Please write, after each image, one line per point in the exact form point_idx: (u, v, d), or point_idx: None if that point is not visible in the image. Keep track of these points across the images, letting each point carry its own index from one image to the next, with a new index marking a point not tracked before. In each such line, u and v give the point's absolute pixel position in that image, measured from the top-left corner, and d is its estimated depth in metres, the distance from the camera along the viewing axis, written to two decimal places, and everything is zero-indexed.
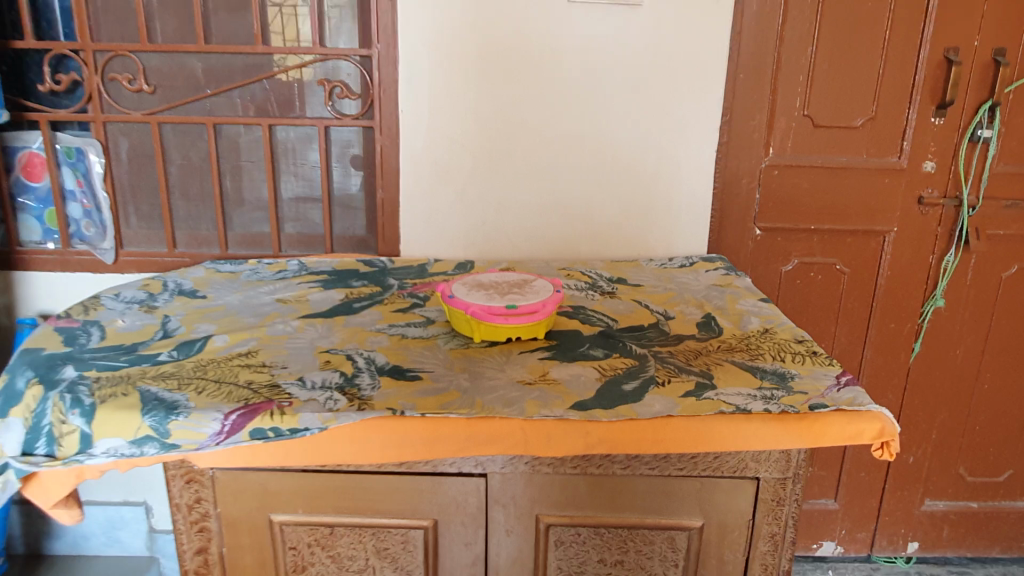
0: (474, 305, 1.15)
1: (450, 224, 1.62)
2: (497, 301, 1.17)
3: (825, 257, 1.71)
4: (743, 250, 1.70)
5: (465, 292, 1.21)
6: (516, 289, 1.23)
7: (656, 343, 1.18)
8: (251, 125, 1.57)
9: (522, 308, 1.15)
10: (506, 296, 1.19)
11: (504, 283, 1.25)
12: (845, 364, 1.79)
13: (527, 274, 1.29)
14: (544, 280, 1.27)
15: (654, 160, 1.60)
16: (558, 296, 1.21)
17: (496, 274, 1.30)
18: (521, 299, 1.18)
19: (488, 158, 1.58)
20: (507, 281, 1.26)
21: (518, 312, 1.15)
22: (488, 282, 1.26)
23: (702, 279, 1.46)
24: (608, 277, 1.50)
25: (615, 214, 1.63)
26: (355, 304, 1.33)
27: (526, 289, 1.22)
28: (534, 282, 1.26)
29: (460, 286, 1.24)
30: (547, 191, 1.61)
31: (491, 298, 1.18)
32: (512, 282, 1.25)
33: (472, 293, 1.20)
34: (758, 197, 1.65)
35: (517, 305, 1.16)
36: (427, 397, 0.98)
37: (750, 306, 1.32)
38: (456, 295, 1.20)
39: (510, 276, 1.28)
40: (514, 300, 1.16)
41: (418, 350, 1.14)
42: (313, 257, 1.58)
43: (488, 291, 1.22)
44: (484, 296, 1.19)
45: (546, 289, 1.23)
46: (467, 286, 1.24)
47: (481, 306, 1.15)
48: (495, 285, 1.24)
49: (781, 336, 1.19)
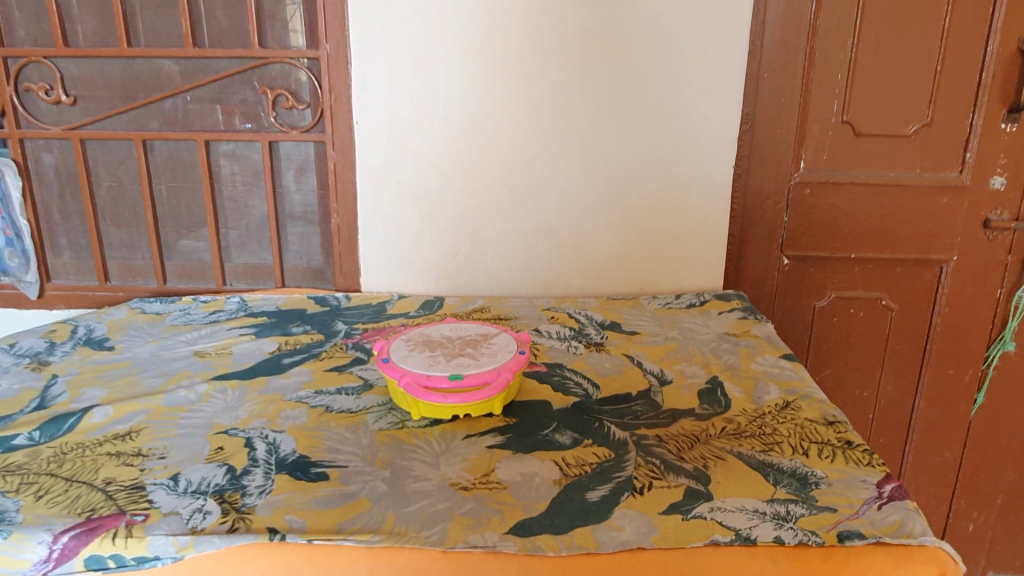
0: (408, 376, 0.91)
1: (417, 254, 1.38)
2: (439, 370, 0.92)
3: (868, 291, 1.42)
4: (768, 283, 1.42)
5: (404, 354, 0.97)
6: (469, 351, 0.98)
7: (642, 422, 0.92)
8: (184, 140, 1.34)
9: (468, 380, 0.91)
10: (452, 362, 0.95)
11: (456, 343, 1.01)
12: (891, 417, 1.51)
13: (490, 330, 1.05)
14: (509, 337, 1.03)
15: (659, 178, 1.34)
16: (521, 361, 0.96)
17: (451, 327, 1.06)
18: (470, 367, 0.93)
19: (461, 176, 1.34)
20: (460, 340, 1.01)
21: (464, 386, 0.90)
22: (437, 339, 1.02)
23: (713, 325, 1.20)
24: (599, 320, 1.25)
25: (611, 243, 1.37)
26: (284, 359, 1.11)
27: (481, 352, 0.98)
28: (494, 341, 1.01)
29: (402, 344, 1.00)
30: (531, 215, 1.36)
31: (433, 365, 0.94)
32: (467, 341, 1.01)
33: (410, 357, 0.96)
34: (786, 220, 1.38)
35: (463, 377, 0.91)
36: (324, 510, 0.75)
37: (769, 367, 1.05)
38: (391, 359, 0.96)
39: (468, 331, 1.04)
40: (459, 370, 0.92)
41: (339, 432, 0.90)
42: (258, 294, 1.36)
43: (432, 354, 0.97)
44: (425, 361, 0.95)
45: (506, 350, 0.99)
46: (410, 345, 1.00)
47: (417, 378, 0.91)
48: (444, 345, 1.00)
49: (806, 416, 0.92)
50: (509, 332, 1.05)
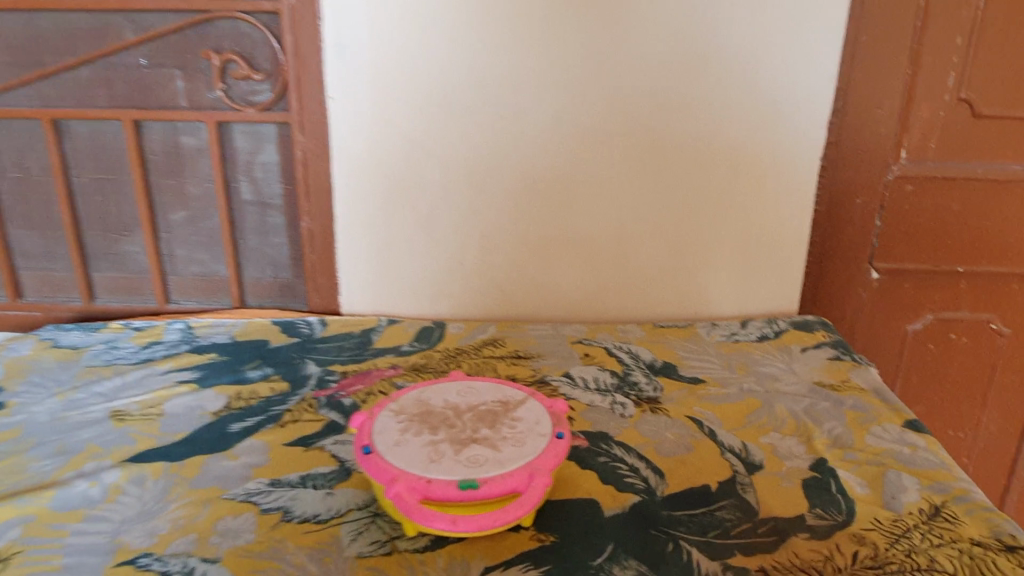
0: (398, 482, 0.62)
1: (411, 266, 1.09)
2: (443, 471, 0.63)
3: (975, 312, 1.15)
4: (852, 303, 1.14)
5: (393, 440, 0.68)
6: (484, 433, 0.69)
7: (735, 544, 0.64)
8: (108, 119, 1.03)
9: (486, 488, 0.62)
10: (462, 455, 0.66)
11: (465, 418, 0.72)
12: (991, 461, 1.25)
13: (511, 396, 0.76)
14: (539, 406, 0.74)
15: (724, 173, 1.04)
16: (559, 451, 0.67)
17: (458, 390, 0.77)
18: (488, 463, 0.64)
19: (468, 170, 1.04)
20: (471, 414, 0.72)
21: (481, 497, 0.62)
22: (439, 412, 0.73)
23: (800, 371, 0.92)
24: (648, 361, 0.96)
25: (658, 255, 1.08)
26: (232, 425, 0.82)
27: (501, 436, 0.69)
28: (518, 415, 0.72)
29: (389, 421, 0.71)
30: (559, 220, 1.07)
31: (435, 459, 0.65)
32: (480, 416, 0.72)
33: (402, 444, 0.67)
34: (879, 225, 1.09)
35: (479, 482, 0.62)
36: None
37: (893, 444, 0.77)
38: (375, 448, 0.67)
39: (480, 398, 0.75)
40: (472, 472, 0.63)
41: (298, 562, 0.62)
42: (208, 319, 1.06)
43: (433, 440, 0.68)
44: (423, 453, 0.66)
45: (537, 431, 0.70)
46: (401, 422, 0.71)
47: (412, 484, 0.62)
48: (448, 423, 0.71)
49: (971, 536, 0.64)
50: (537, 396, 0.76)
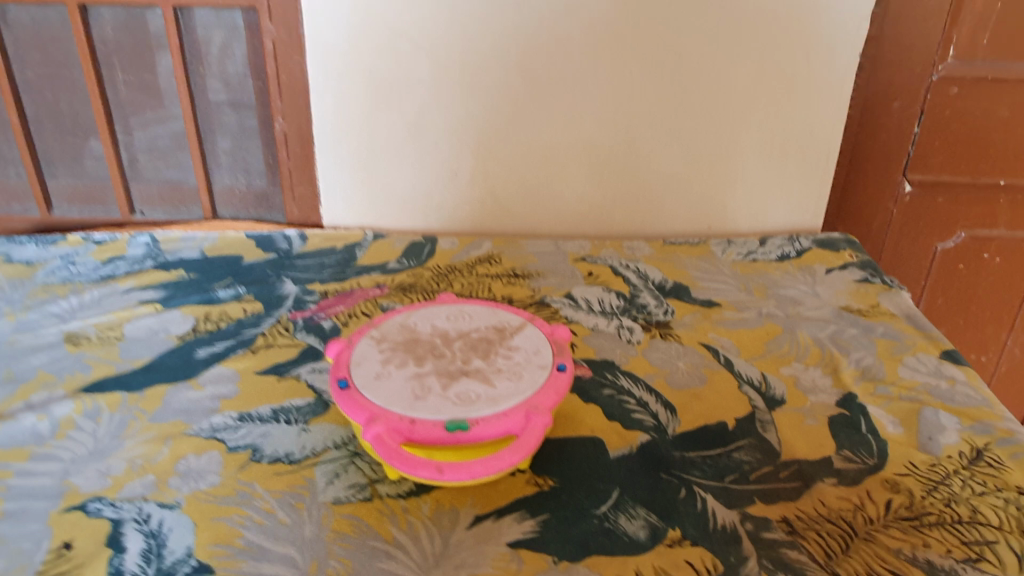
0: (378, 423, 0.55)
1: (399, 175, 0.99)
2: (428, 410, 0.56)
3: (1013, 231, 1.07)
4: (881, 219, 1.06)
5: (374, 372, 0.60)
6: (476, 364, 0.61)
7: (755, 491, 0.58)
8: (50, 3, 0.90)
9: (478, 430, 0.54)
10: (450, 390, 0.58)
11: (455, 347, 0.64)
12: (1012, 384, 1.20)
13: (507, 320, 0.68)
14: (538, 333, 0.66)
15: (749, 73, 0.92)
16: (561, 386, 0.59)
17: (447, 314, 0.68)
18: (480, 400, 0.57)
19: (461, 66, 0.92)
20: (461, 342, 0.64)
21: (471, 440, 0.54)
22: (426, 339, 0.64)
23: (825, 295, 0.84)
24: (658, 282, 0.88)
25: (672, 164, 0.98)
26: (199, 351, 0.74)
27: (496, 368, 0.61)
28: (515, 343, 0.64)
29: (370, 350, 0.63)
30: (564, 125, 0.96)
31: (420, 396, 0.57)
32: (472, 344, 0.64)
33: (383, 377, 0.59)
34: (917, 132, 0.99)
35: (471, 424, 0.55)
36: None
37: (930, 378, 0.70)
38: (353, 383, 0.59)
39: (472, 323, 0.67)
40: (462, 412, 0.55)
41: (267, 509, 0.56)
42: (176, 232, 0.97)
43: (419, 372, 0.60)
44: (407, 387, 0.58)
45: (536, 362, 0.62)
46: (384, 351, 0.63)
47: (394, 425, 0.55)
48: (436, 352, 0.63)
49: (1019, 484, 0.57)
50: (537, 321, 0.68)
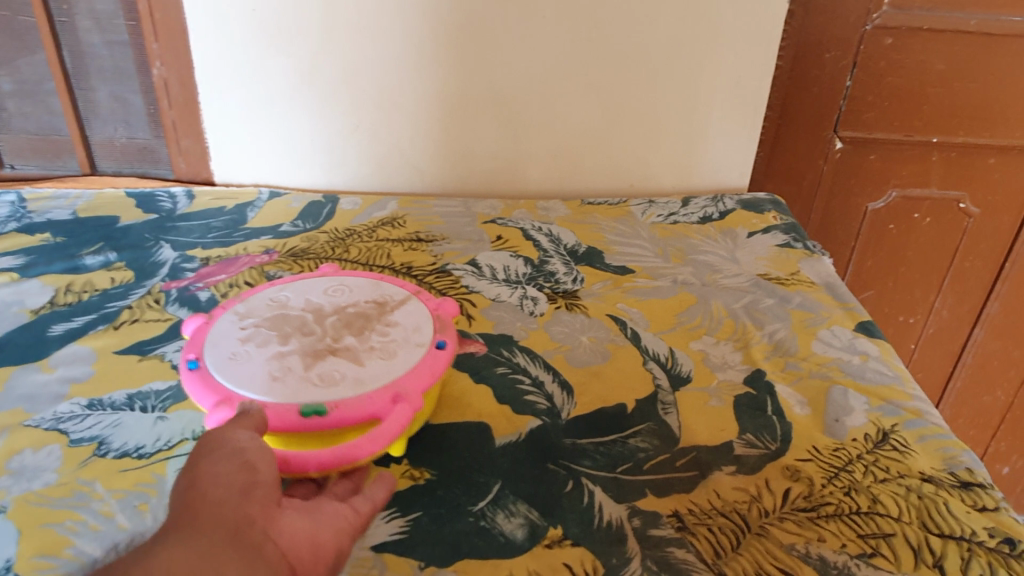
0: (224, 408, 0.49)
1: (296, 129, 0.91)
2: (282, 396, 0.50)
3: (944, 190, 1.04)
4: (811, 178, 1.03)
5: (230, 352, 0.54)
6: (348, 342, 0.56)
7: (647, 482, 0.53)
8: None
9: (337, 417, 0.49)
10: (313, 372, 0.52)
11: (327, 323, 0.58)
12: (939, 346, 1.20)
13: (389, 294, 0.62)
14: (422, 309, 0.61)
15: (672, 19, 0.86)
16: (437, 367, 0.54)
17: (326, 288, 0.63)
18: (343, 383, 0.51)
19: (356, 9, 0.83)
20: (336, 318, 0.59)
21: (329, 427, 0.48)
22: (296, 316, 0.59)
23: (745, 262, 0.80)
24: (570, 247, 0.83)
25: (591, 118, 0.92)
26: (54, 327, 0.67)
27: (368, 345, 0.55)
28: (394, 319, 0.59)
29: (231, 326, 0.57)
30: (474, 75, 0.88)
31: (278, 378, 0.51)
32: (348, 320, 0.58)
33: (239, 359, 0.53)
34: (848, 85, 0.96)
35: (330, 410, 0.49)
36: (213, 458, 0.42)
37: (842, 353, 0.66)
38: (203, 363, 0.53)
39: (351, 297, 0.62)
40: (322, 397, 0.50)
41: (106, 512, 0.49)
42: (47, 191, 0.88)
43: (282, 350, 0.55)
44: (264, 369, 0.52)
45: (412, 339, 0.56)
46: (247, 328, 0.57)
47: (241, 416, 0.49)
48: (304, 329, 0.57)
49: (922, 470, 0.53)
50: (423, 296, 0.63)
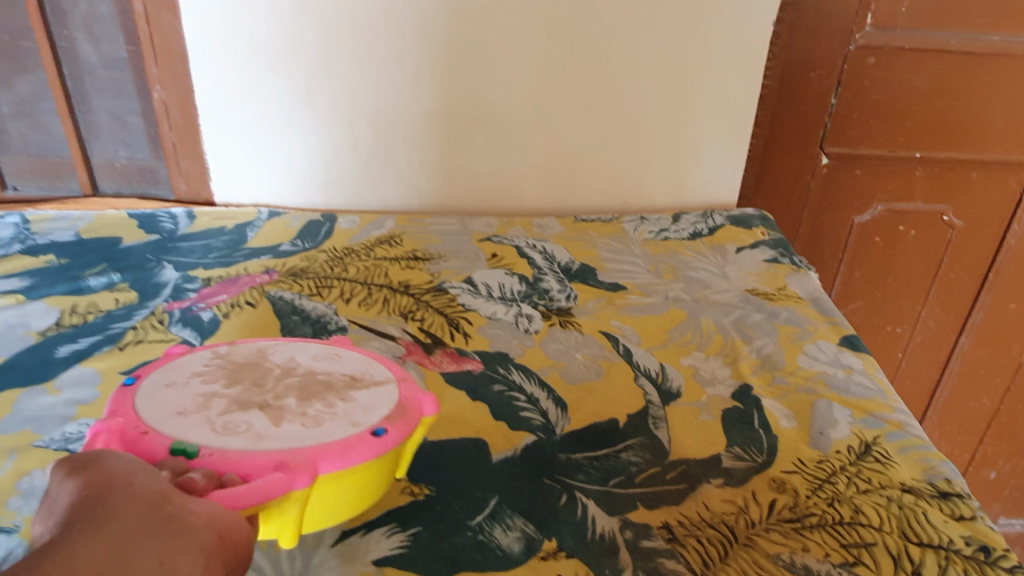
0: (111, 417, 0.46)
1: (294, 149, 0.92)
2: (174, 428, 0.46)
3: (929, 204, 1.07)
4: (799, 193, 1.05)
5: (170, 380, 0.52)
6: (285, 403, 0.50)
7: (638, 495, 0.55)
8: None
9: (203, 461, 0.43)
10: (223, 417, 0.48)
11: (283, 383, 0.53)
12: (926, 355, 1.22)
13: (370, 374, 0.56)
14: (393, 393, 0.54)
15: (661, 41, 0.88)
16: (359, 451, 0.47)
17: (315, 353, 0.59)
18: (241, 436, 0.46)
19: (354, 33, 0.85)
20: (296, 380, 0.54)
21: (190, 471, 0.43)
22: (265, 365, 0.56)
23: (734, 278, 0.82)
24: (564, 264, 0.85)
25: (584, 137, 0.95)
26: (59, 349, 0.68)
27: (303, 411, 0.50)
28: (352, 397, 0.53)
29: (193, 360, 0.56)
30: (470, 95, 0.91)
31: (185, 415, 0.48)
32: (306, 385, 0.53)
33: (173, 387, 0.51)
34: (834, 103, 0.98)
35: (200, 454, 0.43)
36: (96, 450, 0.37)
37: (827, 366, 0.68)
38: (138, 382, 0.51)
39: (330, 368, 0.56)
40: (205, 442, 0.44)
41: None
42: (49, 213, 0.90)
43: (218, 393, 0.51)
44: (186, 402, 0.49)
45: (350, 418, 0.50)
46: (205, 365, 0.55)
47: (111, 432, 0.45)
48: (256, 381, 0.53)
49: (902, 481, 0.55)
50: (404, 386, 0.55)
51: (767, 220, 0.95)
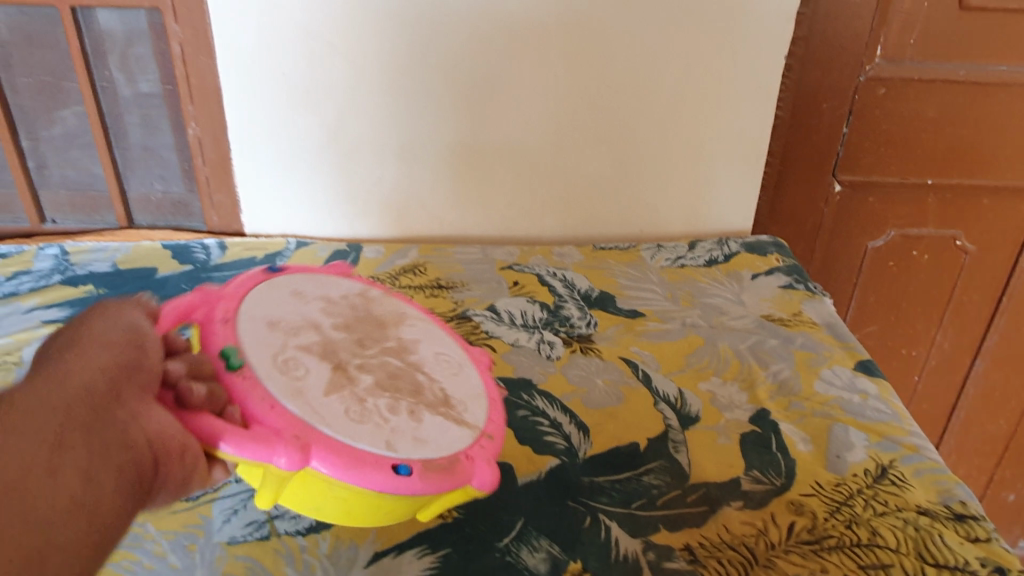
0: (239, 291, 0.55)
1: (321, 181, 0.96)
2: (248, 331, 0.51)
3: (941, 229, 1.09)
4: (813, 219, 1.07)
5: (299, 290, 0.59)
6: (360, 383, 0.52)
7: (660, 517, 0.57)
8: None
9: (228, 377, 0.47)
10: (295, 351, 0.52)
11: (383, 361, 0.56)
12: (942, 377, 1.23)
13: (457, 410, 0.55)
14: (458, 443, 0.52)
15: (676, 75, 0.92)
16: (353, 470, 0.46)
17: (444, 354, 0.60)
18: (285, 382, 0.49)
19: (381, 71, 0.89)
20: (396, 368, 0.56)
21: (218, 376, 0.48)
22: (384, 336, 0.59)
23: (750, 304, 0.84)
24: (583, 292, 0.87)
25: (601, 168, 0.98)
26: None
27: (369, 406, 0.51)
28: (423, 420, 0.52)
29: (341, 287, 0.62)
30: (491, 129, 0.94)
31: (275, 328, 0.53)
32: (398, 378, 0.55)
33: (294, 296, 0.58)
34: (846, 132, 1.01)
35: (237, 371, 0.48)
36: (104, 320, 0.46)
37: (843, 391, 0.70)
38: (273, 275, 0.59)
39: (437, 376, 0.57)
40: (252, 361, 0.49)
41: (159, 552, 0.52)
42: (87, 244, 0.93)
43: (320, 329, 0.56)
44: (287, 317, 0.55)
45: (395, 440, 0.49)
46: (342, 297, 0.61)
47: (216, 300, 0.53)
48: (365, 341, 0.57)
49: (918, 503, 0.57)
50: (477, 444, 0.53)
51: (781, 244, 0.98)
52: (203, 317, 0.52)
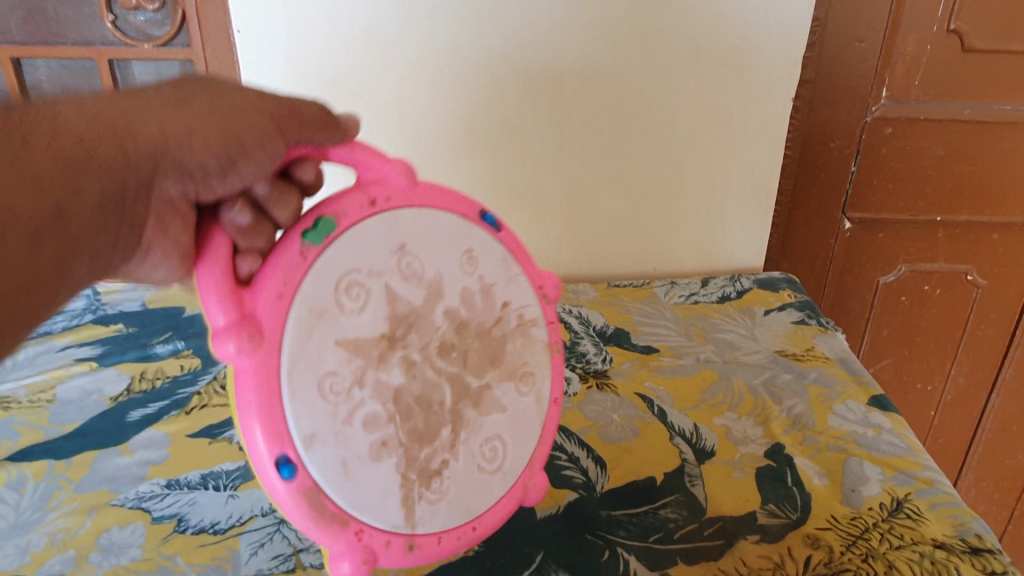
0: (424, 200, 0.51)
1: None
2: (361, 237, 0.48)
3: (952, 264, 1.10)
4: (823, 255, 1.09)
5: (476, 251, 0.54)
6: (384, 374, 0.48)
7: (677, 551, 0.58)
8: None
9: (290, 239, 0.45)
10: (378, 287, 0.48)
11: (434, 385, 0.50)
12: (958, 412, 1.23)
13: (425, 492, 0.50)
14: (371, 507, 0.47)
15: (686, 118, 0.94)
16: (264, 417, 0.43)
17: (506, 446, 0.55)
18: (315, 304, 0.46)
19: (401, 118, 0.93)
20: (438, 400, 0.51)
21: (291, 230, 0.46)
22: (475, 359, 0.53)
23: (764, 338, 0.86)
24: (599, 328, 0.89)
25: (615, 208, 1.00)
26: (131, 413, 0.73)
27: (359, 406, 0.47)
28: (377, 467, 0.48)
29: (516, 299, 0.56)
30: (507, 171, 0.97)
31: (396, 256, 0.49)
32: (425, 407, 0.50)
33: (465, 252, 0.53)
34: (854, 171, 1.03)
35: (305, 248, 0.46)
36: (244, 101, 0.45)
37: (857, 426, 0.71)
38: (484, 224, 0.55)
39: (463, 439, 0.52)
40: (315, 256, 0.46)
41: None
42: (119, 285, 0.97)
43: (431, 301, 0.51)
44: (423, 263, 0.51)
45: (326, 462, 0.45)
46: (500, 306, 0.55)
47: (400, 187, 0.50)
48: (455, 351, 0.52)
49: (934, 536, 0.57)
50: (389, 539, 0.48)
51: (791, 279, 0.99)
52: (366, 184, 0.50)
